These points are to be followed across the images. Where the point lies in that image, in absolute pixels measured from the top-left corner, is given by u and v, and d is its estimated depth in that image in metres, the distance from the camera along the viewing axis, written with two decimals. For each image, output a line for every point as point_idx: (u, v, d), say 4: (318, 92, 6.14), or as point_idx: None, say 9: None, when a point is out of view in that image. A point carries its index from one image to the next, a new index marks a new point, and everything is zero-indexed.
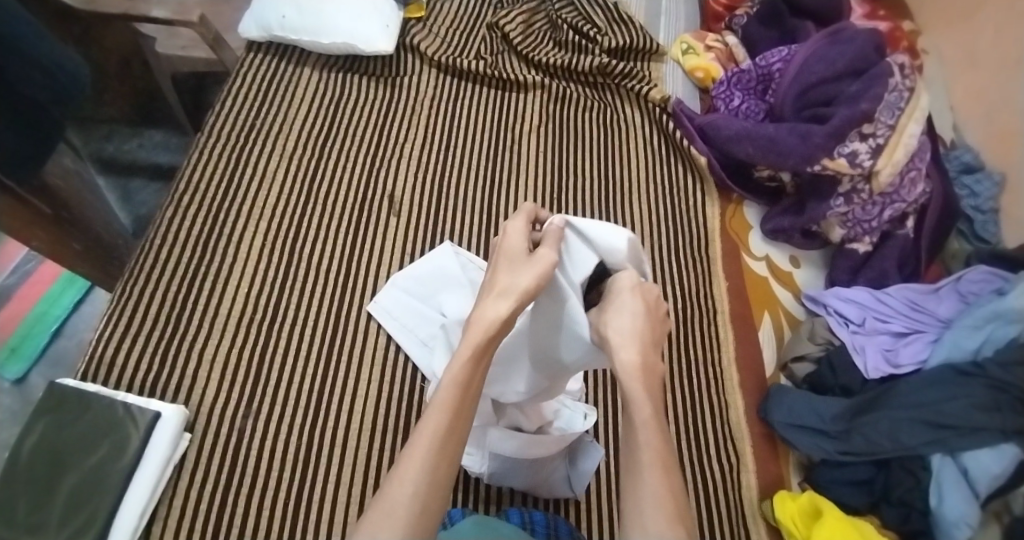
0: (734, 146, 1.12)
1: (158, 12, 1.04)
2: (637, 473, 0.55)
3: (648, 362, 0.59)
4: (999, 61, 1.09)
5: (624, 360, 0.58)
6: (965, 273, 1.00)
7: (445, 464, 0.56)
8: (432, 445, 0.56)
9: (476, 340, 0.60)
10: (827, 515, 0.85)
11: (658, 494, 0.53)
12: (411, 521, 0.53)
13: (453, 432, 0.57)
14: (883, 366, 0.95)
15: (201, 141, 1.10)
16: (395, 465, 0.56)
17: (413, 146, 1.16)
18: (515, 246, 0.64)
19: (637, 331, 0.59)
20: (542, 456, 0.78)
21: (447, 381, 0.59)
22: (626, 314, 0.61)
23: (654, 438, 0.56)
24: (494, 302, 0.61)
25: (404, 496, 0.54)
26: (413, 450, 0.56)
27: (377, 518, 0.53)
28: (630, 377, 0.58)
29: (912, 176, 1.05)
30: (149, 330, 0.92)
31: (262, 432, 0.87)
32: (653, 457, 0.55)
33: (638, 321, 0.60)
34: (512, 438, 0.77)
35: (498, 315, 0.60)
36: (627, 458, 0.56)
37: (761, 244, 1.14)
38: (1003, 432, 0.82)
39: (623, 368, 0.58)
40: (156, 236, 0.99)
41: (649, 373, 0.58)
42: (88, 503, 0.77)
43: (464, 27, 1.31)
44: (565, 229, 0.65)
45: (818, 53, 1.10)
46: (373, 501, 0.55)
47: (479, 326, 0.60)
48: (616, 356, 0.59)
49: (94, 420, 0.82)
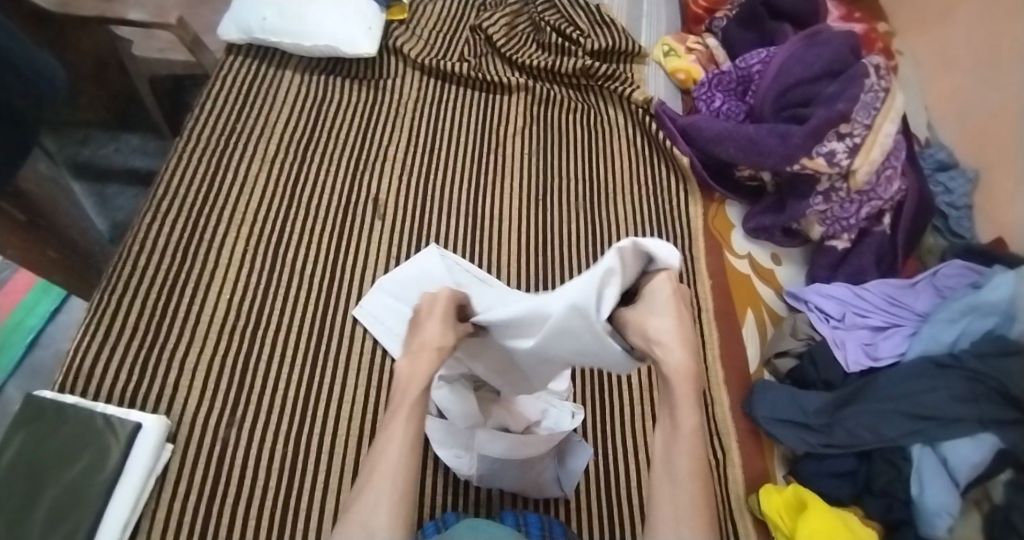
0: (717, 146, 1.13)
1: (135, 15, 1.02)
2: (676, 473, 0.57)
3: (697, 366, 0.60)
4: (971, 62, 1.12)
5: (674, 364, 0.58)
6: (940, 267, 1.03)
7: (415, 461, 0.59)
8: (404, 443, 0.59)
9: (428, 352, 0.62)
10: (812, 507, 0.86)
11: (695, 497, 0.56)
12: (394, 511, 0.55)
13: (413, 432, 0.59)
14: (863, 359, 0.97)
15: (180, 145, 1.08)
16: (368, 466, 0.58)
17: (396, 148, 1.15)
18: (438, 306, 0.65)
19: (678, 336, 0.59)
20: (529, 457, 0.77)
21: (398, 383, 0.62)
22: (661, 310, 0.60)
23: (692, 443, 0.58)
24: (426, 330, 0.63)
25: (383, 490, 0.56)
26: (384, 452, 0.58)
27: (364, 515, 0.55)
28: (680, 380, 0.58)
29: (888, 174, 1.08)
30: (129, 340, 0.90)
31: (247, 441, 0.86)
32: (687, 460, 0.57)
33: (676, 323, 0.59)
34: (501, 439, 0.76)
35: (431, 336, 0.63)
36: (663, 457, 0.59)
37: (743, 242, 1.15)
38: (981, 421, 0.85)
39: (673, 370, 0.58)
40: (135, 242, 0.98)
41: (696, 378, 0.59)
42: (68, 519, 0.75)
43: (447, 29, 1.31)
44: (631, 245, 0.59)
45: (796, 55, 1.12)
46: (353, 498, 0.57)
47: (426, 347, 0.62)
48: (665, 361, 0.59)
49: (73, 432, 0.80)
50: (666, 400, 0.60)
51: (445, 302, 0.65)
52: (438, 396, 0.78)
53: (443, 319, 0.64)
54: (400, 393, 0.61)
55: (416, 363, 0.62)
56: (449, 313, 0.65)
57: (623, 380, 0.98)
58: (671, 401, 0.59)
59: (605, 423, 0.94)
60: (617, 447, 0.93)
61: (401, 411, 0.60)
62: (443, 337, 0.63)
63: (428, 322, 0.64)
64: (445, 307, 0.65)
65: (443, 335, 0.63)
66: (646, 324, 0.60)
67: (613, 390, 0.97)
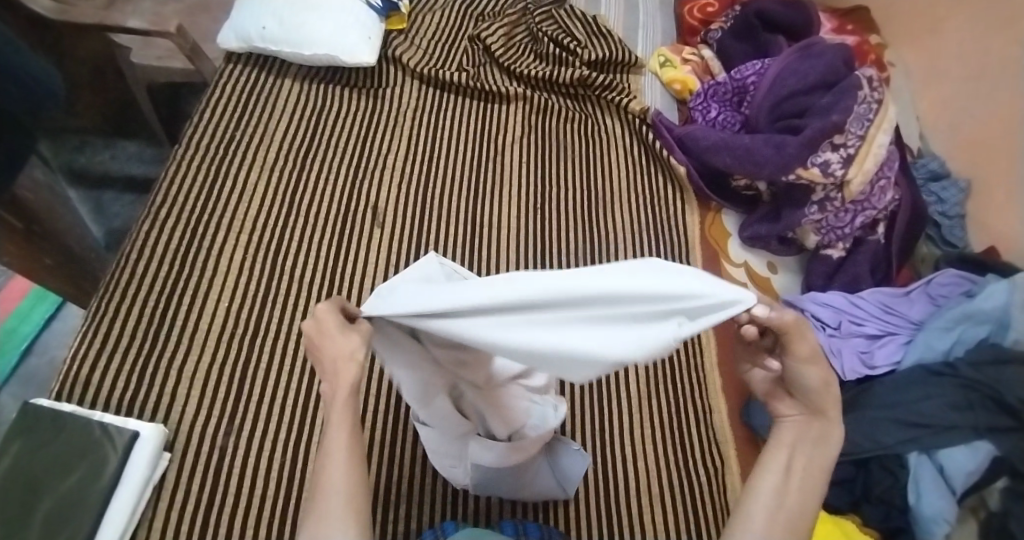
0: (712, 156, 1.15)
1: (134, 22, 1.02)
2: (796, 514, 0.52)
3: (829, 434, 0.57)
4: (962, 76, 1.14)
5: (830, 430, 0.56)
6: (934, 276, 1.04)
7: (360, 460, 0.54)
8: (346, 444, 0.54)
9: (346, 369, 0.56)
10: (812, 516, 0.86)
11: None
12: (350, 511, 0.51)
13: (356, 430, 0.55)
14: (860, 367, 0.98)
15: (179, 152, 1.08)
16: (315, 481, 0.53)
17: (395, 157, 1.15)
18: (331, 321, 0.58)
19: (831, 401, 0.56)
20: (522, 460, 0.74)
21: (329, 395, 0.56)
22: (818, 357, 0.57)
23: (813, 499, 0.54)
24: (336, 337, 0.57)
25: (336, 496, 0.51)
26: (329, 463, 0.53)
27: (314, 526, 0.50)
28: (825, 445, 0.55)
29: (882, 185, 1.09)
30: (126, 348, 0.89)
31: (246, 449, 0.85)
32: (806, 515, 0.53)
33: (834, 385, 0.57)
34: (490, 450, 0.73)
35: (342, 341, 0.57)
36: (779, 496, 0.53)
37: (739, 251, 1.16)
38: (976, 429, 0.86)
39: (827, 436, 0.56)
40: (132, 249, 0.97)
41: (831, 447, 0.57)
42: (65, 526, 0.74)
43: (445, 39, 1.32)
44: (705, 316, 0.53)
45: (790, 67, 1.14)
46: (308, 508, 0.52)
47: (341, 358, 0.56)
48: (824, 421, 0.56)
49: (70, 440, 0.79)
50: (803, 449, 0.55)
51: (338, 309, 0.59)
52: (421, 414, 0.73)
53: (338, 330, 0.58)
54: (330, 402, 0.56)
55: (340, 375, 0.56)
56: (340, 323, 0.58)
57: (622, 385, 0.99)
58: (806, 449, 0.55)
59: (604, 429, 0.95)
60: (616, 454, 0.93)
61: (336, 419, 0.55)
62: (352, 343, 0.57)
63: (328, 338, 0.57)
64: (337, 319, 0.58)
65: (350, 342, 0.57)
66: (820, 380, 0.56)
67: (611, 398, 0.98)
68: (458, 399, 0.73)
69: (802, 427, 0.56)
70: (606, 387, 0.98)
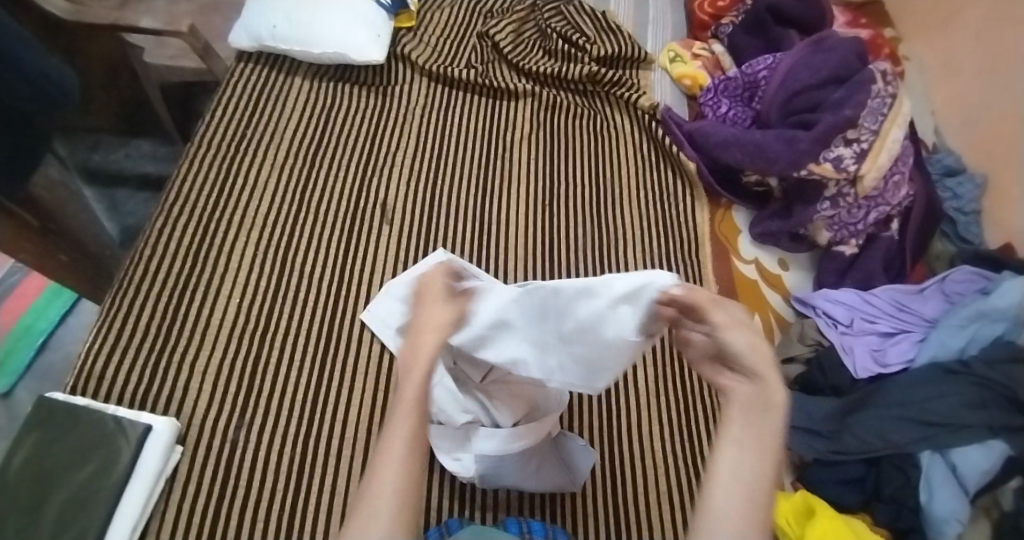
0: (723, 152, 1.14)
1: (147, 22, 1.04)
2: (751, 487, 0.51)
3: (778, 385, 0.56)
4: (978, 69, 1.12)
5: (769, 388, 0.55)
6: (949, 273, 1.02)
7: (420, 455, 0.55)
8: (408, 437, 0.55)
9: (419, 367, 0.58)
10: (821, 513, 0.85)
11: (761, 515, 0.51)
12: (399, 508, 0.51)
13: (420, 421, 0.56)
14: (872, 365, 0.97)
15: (191, 150, 1.09)
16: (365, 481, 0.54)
17: (405, 154, 1.16)
18: (437, 288, 0.63)
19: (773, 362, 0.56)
20: (527, 447, 0.77)
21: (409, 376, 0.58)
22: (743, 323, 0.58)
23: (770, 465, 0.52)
24: (436, 308, 0.61)
25: (390, 488, 0.52)
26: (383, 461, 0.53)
27: (365, 515, 0.51)
28: (769, 406, 0.54)
29: (896, 180, 1.07)
30: (140, 343, 0.91)
31: (256, 443, 0.86)
32: (764, 484, 0.52)
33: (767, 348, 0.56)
34: (493, 437, 0.77)
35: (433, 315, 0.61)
36: (737, 472, 0.52)
37: (750, 247, 1.15)
38: (990, 428, 0.84)
39: (764, 396, 0.54)
40: (146, 246, 0.99)
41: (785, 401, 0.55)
42: (79, 518, 0.76)
43: (454, 36, 1.32)
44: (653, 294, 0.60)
45: (802, 62, 1.12)
46: (357, 504, 0.53)
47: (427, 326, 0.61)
48: (767, 382, 0.55)
49: (84, 434, 0.81)
50: (751, 417, 0.54)
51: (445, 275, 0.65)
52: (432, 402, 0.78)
53: (440, 302, 0.62)
54: (400, 391, 0.58)
55: (411, 370, 0.58)
56: (444, 292, 0.63)
57: (629, 384, 0.99)
58: (750, 413, 0.54)
59: (610, 427, 0.94)
60: (623, 450, 0.93)
61: (400, 415, 0.56)
62: (445, 316, 0.61)
63: (430, 300, 0.62)
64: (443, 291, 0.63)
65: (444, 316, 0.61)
66: (753, 343, 0.56)
67: (619, 396, 0.98)
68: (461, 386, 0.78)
69: (744, 397, 0.56)
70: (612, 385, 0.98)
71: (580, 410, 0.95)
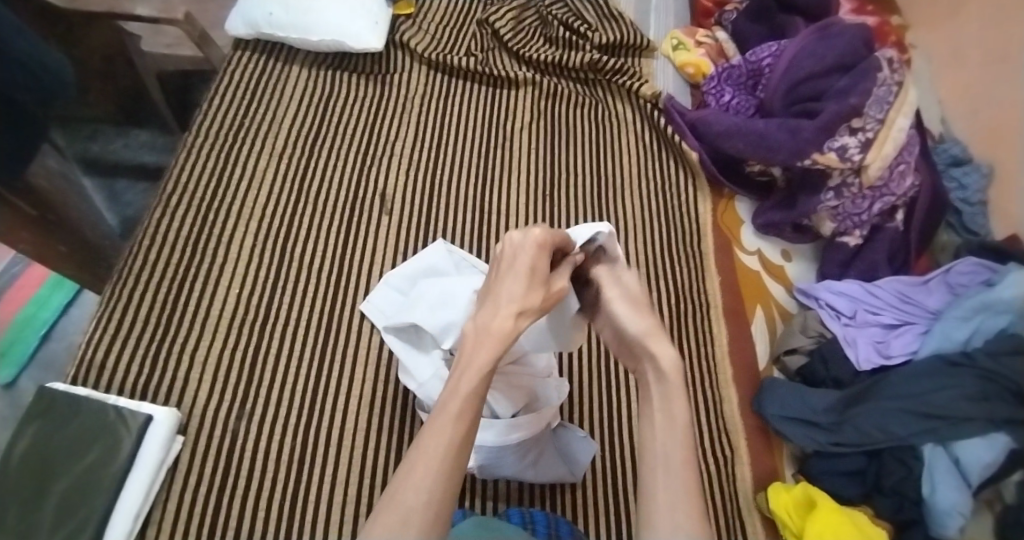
0: (726, 141, 1.12)
1: (143, 10, 1.03)
2: (666, 458, 0.49)
3: None
4: (985, 57, 1.10)
5: (668, 360, 0.55)
6: (954, 264, 1.01)
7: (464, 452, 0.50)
8: (455, 427, 0.50)
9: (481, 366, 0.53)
10: (821, 506, 0.85)
11: (688, 490, 0.47)
12: (436, 507, 0.46)
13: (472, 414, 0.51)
14: (875, 357, 0.96)
15: (189, 139, 1.08)
16: (396, 476, 0.48)
17: (404, 143, 1.15)
18: (524, 261, 0.58)
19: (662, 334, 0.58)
20: (524, 438, 0.77)
21: (463, 364, 0.53)
22: (629, 304, 0.62)
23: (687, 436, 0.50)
24: (509, 286, 0.57)
25: (430, 479, 0.47)
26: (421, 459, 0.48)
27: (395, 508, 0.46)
28: (672, 378, 0.54)
29: (901, 170, 1.05)
30: (140, 334, 0.90)
31: (257, 433, 0.86)
32: (681, 451, 0.49)
33: (652, 322, 0.59)
34: (490, 428, 0.76)
35: (513, 297, 0.56)
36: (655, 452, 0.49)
37: (753, 238, 1.14)
38: (993, 421, 0.84)
39: (669, 369, 0.55)
40: (145, 236, 0.98)
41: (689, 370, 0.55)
42: (80, 509, 0.76)
43: (454, 24, 1.30)
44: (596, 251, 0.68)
45: (806, 49, 1.11)
46: (383, 499, 0.47)
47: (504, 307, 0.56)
48: (662, 355, 0.56)
49: (86, 424, 0.81)
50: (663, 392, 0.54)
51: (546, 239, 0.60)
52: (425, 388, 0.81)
53: (520, 286, 0.57)
54: (455, 381, 0.53)
55: (473, 365, 0.53)
56: (529, 268, 0.58)
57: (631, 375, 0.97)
58: (662, 392, 0.54)
59: (613, 419, 0.93)
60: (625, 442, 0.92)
61: (448, 411, 0.51)
62: (526, 298, 0.56)
63: (509, 272, 0.58)
64: (527, 263, 0.58)
65: (526, 293, 0.57)
66: (637, 318, 0.60)
67: (626, 390, 0.96)
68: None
69: (652, 378, 0.56)
70: (614, 376, 0.97)
71: (580, 401, 0.94)
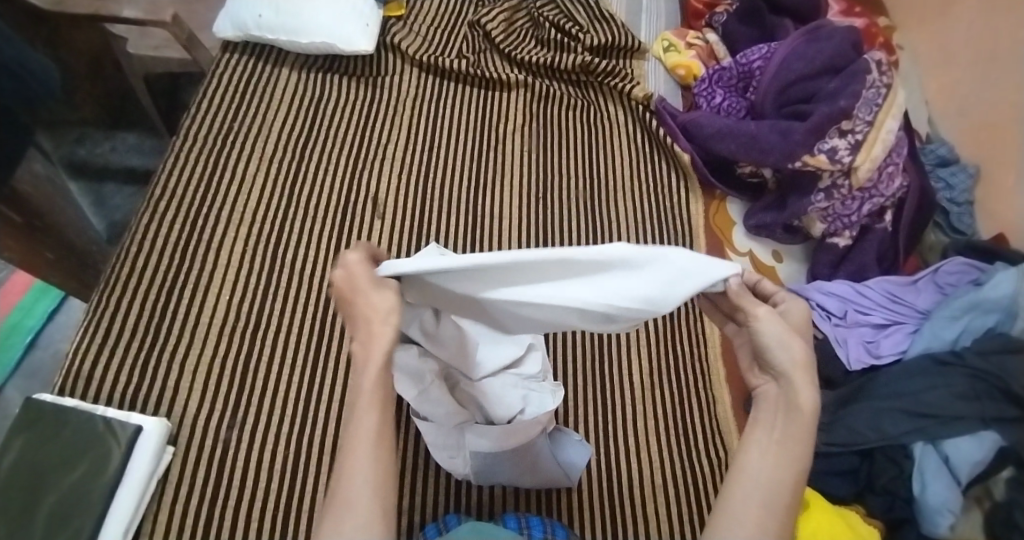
0: (717, 143, 1.13)
1: (129, 12, 1.02)
2: (771, 489, 0.52)
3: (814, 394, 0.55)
4: (971, 59, 1.12)
5: (805, 395, 0.54)
6: (941, 264, 1.02)
7: (388, 444, 0.52)
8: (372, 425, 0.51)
9: (373, 385, 0.52)
10: (814, 506, 0.85)
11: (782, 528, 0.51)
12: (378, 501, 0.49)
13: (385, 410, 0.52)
14: (865, 357, 0.97)
15: (177, 143, 1.07)
16: (332, 488, 0.50)
17: (395, 147, 1.14)
18: (365, 289, 0.55)
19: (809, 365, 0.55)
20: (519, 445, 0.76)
21: (363, 367, 0.53)
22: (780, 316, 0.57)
23: (793, 475, 0.53)
24: (369, 312, 0.54)
25: (362, 482, 0.50)
26: (343, 510, 0.48)
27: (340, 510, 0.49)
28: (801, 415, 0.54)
29: (890, 171, 1.06)
30: (127, 344, 0.89)
31: (249, 442, 0.85)
32: (783, 488, 0.52)
33: (806, 350, 0.56)
34: (485, 436, 0.75)
35: (381, 309, 0.54)
36: (758, 477, 0.52)
37: (744, 239, 1.15)
38: (982, 419, 0.85)
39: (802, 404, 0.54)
40: (132, 242, 0.97)
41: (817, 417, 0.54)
42: (70, 521, 0.75)
43: (445, 26, 1.30)
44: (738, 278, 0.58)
45: (797, 51, 1.11)
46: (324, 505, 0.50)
47: (374, 319, 0.54)
48: (802, 392, 0.54)
49: (74, 436, 0.79)
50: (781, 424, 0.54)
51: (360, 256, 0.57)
52: (420, 409, 0.75)
53: (371, 287, 0.55)
54: (355, 382, 0.53)
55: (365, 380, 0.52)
56: (371, 277, 0.56)
57: (625, 378, 0.98)
58: (784, 422, 0.54)
59: (608, 422, 0.94)
60: (620, 446, 0.92)
61: (349, 455, 0.50)
62: (381, 308, 0.54)
63: (362, 294, 0.55)
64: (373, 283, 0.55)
65: (377, 305, 0.54)
66: (789, 341, 0.55)
67: (615, 392, 0.97)
68: (453, 386, 0.76)
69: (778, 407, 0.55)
70: (608, 379, 0.97)
71: (575, 404, 0.94)
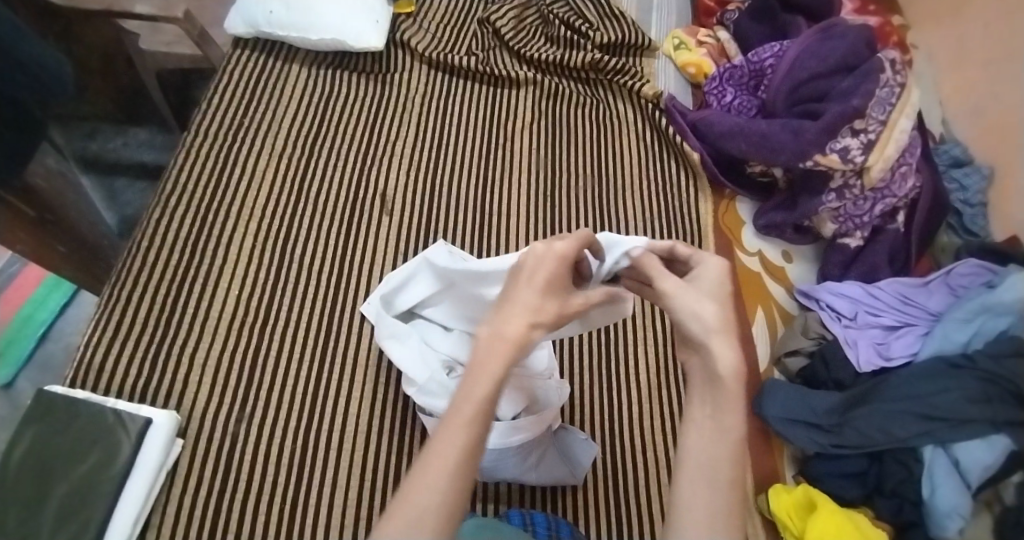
0: (728, 142, 1.12)
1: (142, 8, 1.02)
2: (711, 473, 0.44)
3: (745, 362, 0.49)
4: (986, 58, 1.10)
5: (726, 361, 0.47)
6: (955, 266, 1.01)
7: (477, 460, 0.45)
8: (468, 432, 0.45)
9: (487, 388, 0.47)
10: (822, 508, 0.85)
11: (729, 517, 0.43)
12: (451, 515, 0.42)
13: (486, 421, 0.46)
14: (875, 359, 0.96)
15: (188, 138, 1.07)
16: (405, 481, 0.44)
17: (404, 143, 1.14)
18: (529, 290, 0.52)
19: (728, 329, 0.49)
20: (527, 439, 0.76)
21: (483, 363, 0.48)
22: (693, 286, 0.53)
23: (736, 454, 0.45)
24: (511, 314, 0.50)
25: (442, 486, 0.43)
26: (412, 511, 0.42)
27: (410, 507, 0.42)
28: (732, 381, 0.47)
29: (903, 171, 1.06)
30: (137, 336, 0.90)
31: (255, 436, 0.86)
32: (723, 468, 0.44)
33: (722, 314, 0.50)
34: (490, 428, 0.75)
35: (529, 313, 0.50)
36: (699, 460, 0.45)
37: (754, 239, 1.14)
38: (993, 423, 0.84)
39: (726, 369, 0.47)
40: (143, 236, 0.98)
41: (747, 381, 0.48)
42: (80, 511, 0.75)
43: (455, 23, 1.30)
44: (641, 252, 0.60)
45: (810, 49, 1.10)
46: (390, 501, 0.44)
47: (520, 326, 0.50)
48: (719, 356, 0.47)
49: (84, 427, 0.80)
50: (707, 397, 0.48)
51: (562, 254, 0.55)
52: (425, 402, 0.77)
53: (538, 289, 0.52)
54: (467, 382, 0.47)
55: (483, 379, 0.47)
56: (547, 279, 0.53)
57: (632, 377, 0.97)
58: (714, 396, 0.47)
59: (614, 421, 0.93)
60: (626, 446, 0.92)
61: (429, 468, 0.44)
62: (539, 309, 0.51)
63: (524, 289, 0.52)
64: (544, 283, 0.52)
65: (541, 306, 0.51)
66: (699, 309, 0.51)
67: (621, 391, 0.96)
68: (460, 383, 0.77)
69: (703, 378, 0.49)
70: (614, 378, 0.97)
71: (581, 402, 0.94)
